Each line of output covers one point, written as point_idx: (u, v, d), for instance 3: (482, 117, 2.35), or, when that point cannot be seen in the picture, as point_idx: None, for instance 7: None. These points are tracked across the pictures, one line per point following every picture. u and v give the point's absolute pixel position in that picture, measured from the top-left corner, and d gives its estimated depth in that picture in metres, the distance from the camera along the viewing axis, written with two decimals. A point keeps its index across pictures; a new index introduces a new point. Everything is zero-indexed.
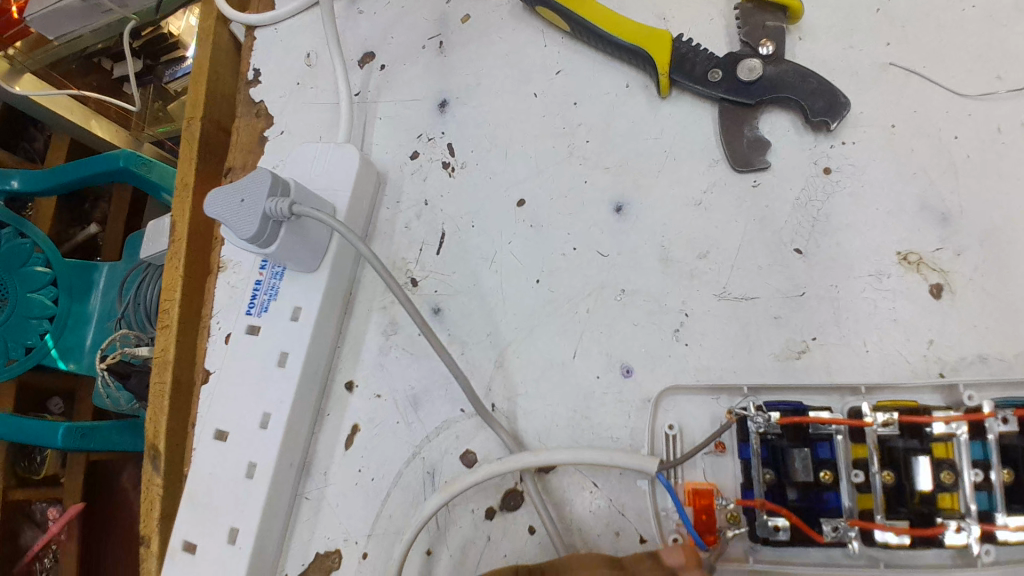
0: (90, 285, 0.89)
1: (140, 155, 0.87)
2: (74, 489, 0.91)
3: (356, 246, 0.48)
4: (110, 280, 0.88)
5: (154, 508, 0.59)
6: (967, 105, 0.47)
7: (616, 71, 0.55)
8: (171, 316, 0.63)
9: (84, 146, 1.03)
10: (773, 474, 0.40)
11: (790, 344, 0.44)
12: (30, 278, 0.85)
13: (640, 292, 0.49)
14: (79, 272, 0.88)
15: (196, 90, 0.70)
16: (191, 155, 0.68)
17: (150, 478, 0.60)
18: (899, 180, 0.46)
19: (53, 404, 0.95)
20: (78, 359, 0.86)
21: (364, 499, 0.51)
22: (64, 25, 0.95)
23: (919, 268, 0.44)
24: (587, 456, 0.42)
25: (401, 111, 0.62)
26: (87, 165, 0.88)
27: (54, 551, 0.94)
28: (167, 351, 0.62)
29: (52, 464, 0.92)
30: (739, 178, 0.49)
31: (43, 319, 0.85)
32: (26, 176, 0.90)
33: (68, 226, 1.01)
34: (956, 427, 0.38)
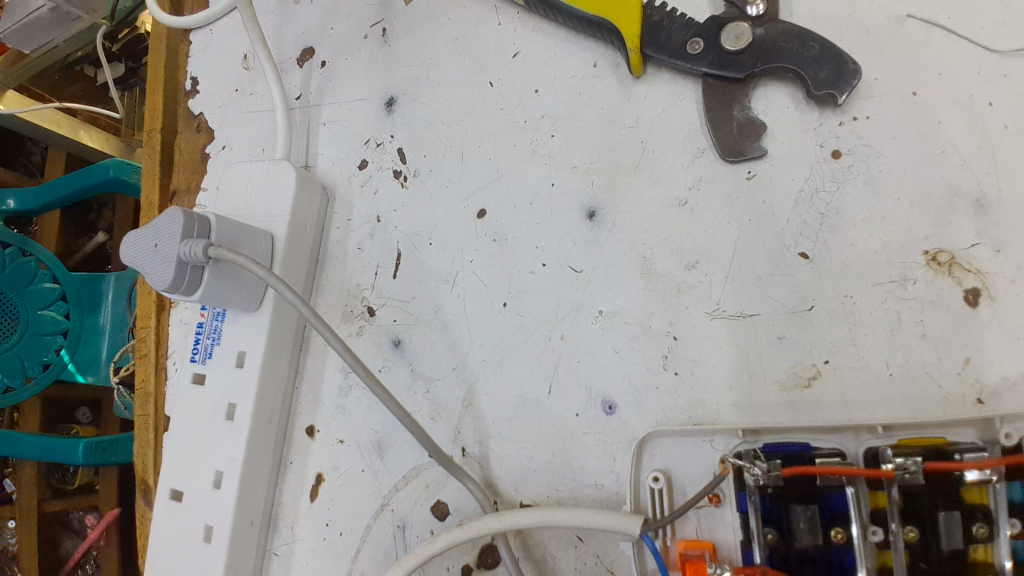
0: (100, 297, 0.81)
1: (128, 163, 0.81)
2: (108, 496, 0.85)
3: (283, 287, 0.42)
4: (119, 293, 0.80)
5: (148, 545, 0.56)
6: (1002, 63, 0.38)
7: (582, 50, 0.48)
8: (146, 343, 0.60)
9: (81, 160, 0.96)
10: (777, 534, 0.34)
11: (798, 371, 0.38)
12: (39, 296, 0.79)
13: (621, 312, 0.42)
14: (88, 285, 0.81)
15: (152, 100, 0.65)
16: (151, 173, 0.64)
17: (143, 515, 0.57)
18: (920, 163, 0.38)
19: (81, 414, 0.90)
20: (96, 371, 0.79)
21: (333, 556, 0.46)
22: (36, 38, 0.93)
23: (951, 270, 0.37)
24: (559, 517, 0.37)
25: (347, 114, 0.55)
26: (77, 177, 0.82)
27: (95, 558, 0.89)
28: (147, 381, 0.59)
29: (85, 474, 0.87)
30: (731, 170, 0.41)
31: (57, 335, 0.79)
32: (21, 195, 0.84)
33: (75, 238, 0.92)
34: (989, 473, 0.32)
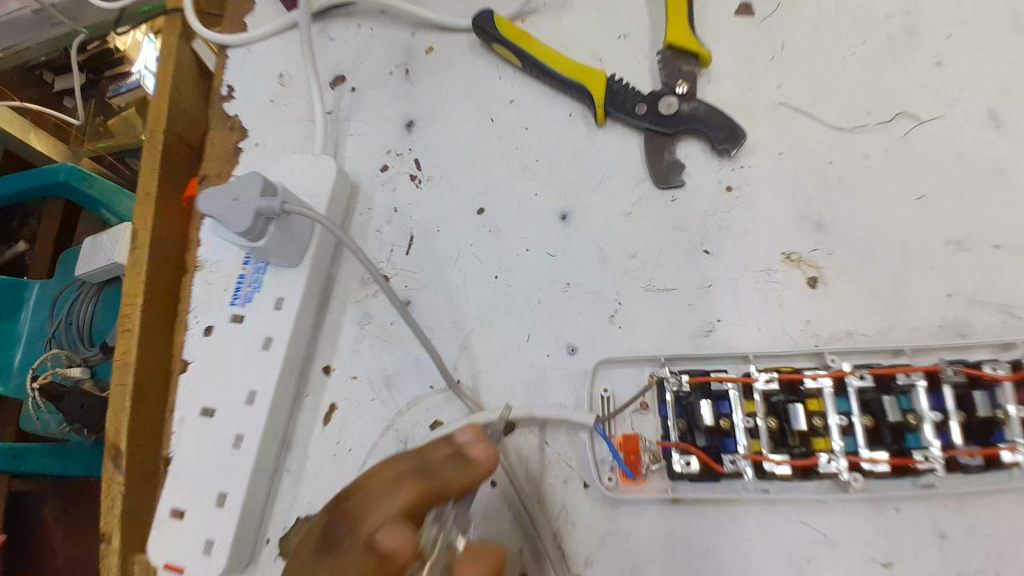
0: (21, 302, 1.00)
1: (80, 170, 1.00)
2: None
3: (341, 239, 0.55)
4: (41, 299, 0.99)
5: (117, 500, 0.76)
6: (844, 134, 0.60)
7: (562, 103, 0.66)
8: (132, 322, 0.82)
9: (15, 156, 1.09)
10: (687, 424, 0.49)
11: (701, 325, 0.55)
12: None
13: (584, 285, 0.58)
14: (11, 291, 0.99)
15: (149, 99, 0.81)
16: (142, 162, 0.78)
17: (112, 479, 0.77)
18: (781, 197, 0.59)
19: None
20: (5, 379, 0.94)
21: (342, 469, 0.56)
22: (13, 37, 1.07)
23: (799, 264, 0.56)
24: (539, 411, 0.52)
25: (374, 129, 0.70)
26: (20, 179, 1.00)
27: None
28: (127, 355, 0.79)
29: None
30: (662, 193, 0.60)
31: None
32: None
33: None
34: (823, 383, 0.49)
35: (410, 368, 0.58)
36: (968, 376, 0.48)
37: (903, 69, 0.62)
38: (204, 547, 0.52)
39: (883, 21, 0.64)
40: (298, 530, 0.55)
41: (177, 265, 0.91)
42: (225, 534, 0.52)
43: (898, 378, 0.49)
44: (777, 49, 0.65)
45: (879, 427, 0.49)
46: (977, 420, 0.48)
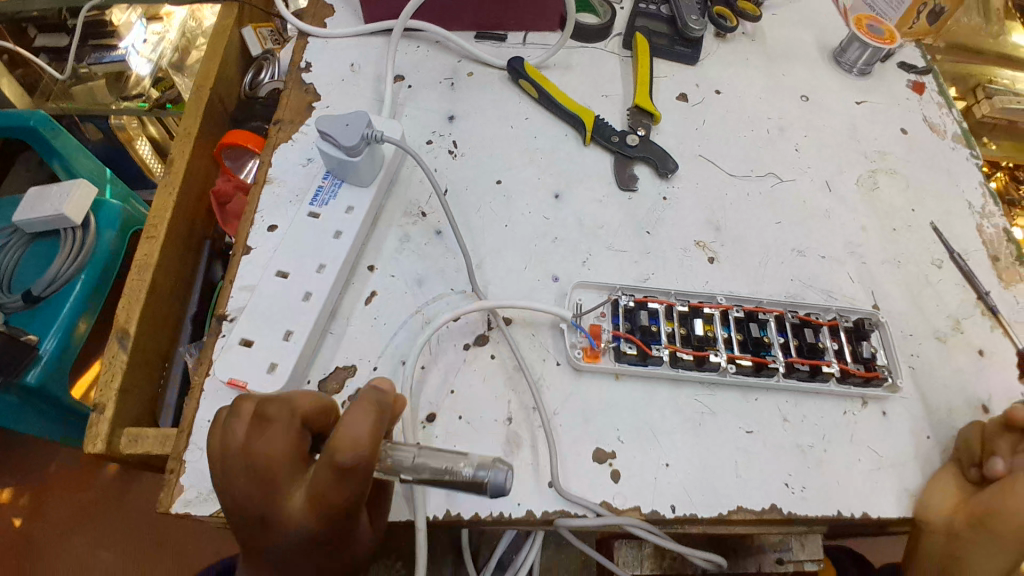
0: None
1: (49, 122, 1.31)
2: None
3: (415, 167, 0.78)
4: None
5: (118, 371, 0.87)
6: (736, 180, 0.94)
7: (562, 126, 0.95)
8: (156, 231, 0.98)
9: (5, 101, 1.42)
10: (629, 325, 0.75)
11: (643, 274, 0.82)
12: None
13: (567, 239, 0.84)
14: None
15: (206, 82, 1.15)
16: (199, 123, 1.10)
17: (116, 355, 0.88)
18: (698, 208, 0.90)
19: None
20: None
21: (377, 336, 0.74)
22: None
23: (706, 248, 0.86)
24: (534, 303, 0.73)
25: (422, 115, 0.94)
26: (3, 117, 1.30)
27: None
28: (149, 256, 0.96)
29: None
30: (623, 192, 0.89)
31: None
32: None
33: None
34: (715, 310, 0.77)
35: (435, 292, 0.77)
36: (801, 320, 0.79)
37: (774, 152, 0.98)
38: (267, 368, 0.67)
39: (764, 122, 1.01)
40: (336, 375, 0.71)
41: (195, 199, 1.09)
42: (286, 360, 0.67)
43: (759, 314, 0.78)
44: (700, 124, 0.99)
45: (746, 339, 0.76)
46: (806, 343, 0.76)
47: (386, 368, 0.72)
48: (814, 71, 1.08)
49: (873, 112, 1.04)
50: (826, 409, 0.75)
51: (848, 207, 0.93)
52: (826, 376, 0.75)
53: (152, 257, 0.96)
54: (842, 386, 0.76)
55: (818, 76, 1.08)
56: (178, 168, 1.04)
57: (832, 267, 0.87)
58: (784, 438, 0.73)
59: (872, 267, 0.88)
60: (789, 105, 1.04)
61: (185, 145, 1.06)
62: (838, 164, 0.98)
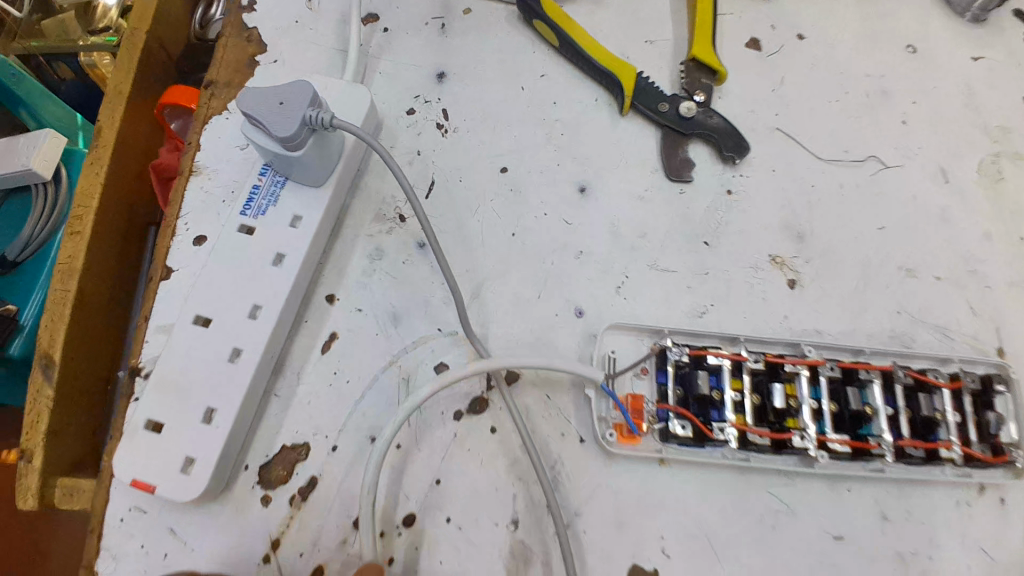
0: None
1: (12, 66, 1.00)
2: None
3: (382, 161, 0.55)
4: None
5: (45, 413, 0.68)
6: (822, 165, 0.69)
7: (590, 87, 0.70)
8: (83, 225, 0.76)
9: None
10: (682, 391, 0.55)
11: (696, 306, 0.60)
12: None
13: (595, 255, 0.62)
14: None
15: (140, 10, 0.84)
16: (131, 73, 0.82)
17: (41, 389, 0.69)
18: (773, 207, 0.66)
19: None
20: None
21: (336, 400, 0.55)
22: None
23: (782, 267, 0.64)
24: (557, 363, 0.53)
25: (402, 72, 0.69)
26: None
27: None
28: (74, 258, 0.75)
29: None
30: (671, 185, 0.66)
31: None
32: None
33: None
34: (800, 368, 0.57)
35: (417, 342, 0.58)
36: (914, 379, 0.59)
37: (875, 124, 0.72)
38: (182, 465, 0.49)
39: (860, 81, 0.74)
40: (283, 458, 0.53)
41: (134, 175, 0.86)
42: (208, 451, 0.49)
43: (860, 372, 0.58)
44: (777, 84, 0.73)
45: (842, 411, 0.57)
46: (920, 417, 0.57)
47: (350, 446, 0.54)
48: (920, 14, 0.78)
49: (991, 75, 0.75)
50: (937, 501, 0.57)
51: (969, 206, 0.69)
52: (946, 462, 0.56)
53: (78, 260, 0.74)
54: (961, 471, 0.57)
55: (932, 11, 0.78)
56: (105, 139, 0.80)
57: (948, 292, 0.64)
58: (879, 543, 0.55)
59: (1004, 294, 0.65)
60: (890, 56, 0.75)
61: (117, 106, 0.80)
62: (958, 144, 0.71)
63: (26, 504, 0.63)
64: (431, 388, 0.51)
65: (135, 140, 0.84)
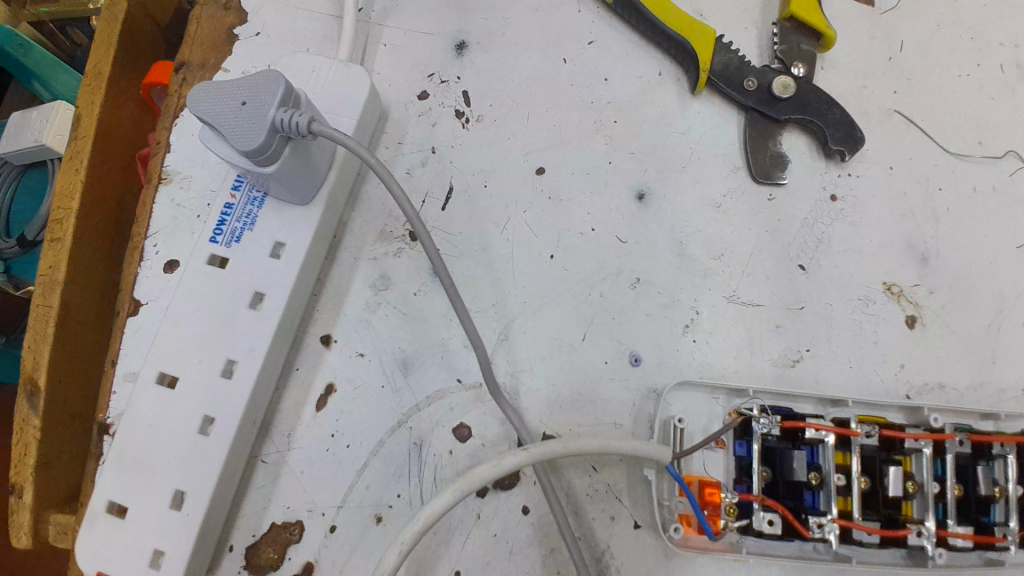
0: None
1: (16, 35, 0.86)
2: None
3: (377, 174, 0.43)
4: None
5: (30, 454, 0.54)
6: (951, 160, 0.53)
7: (651, 57, 0.54)
8: (65, 225, 0.59)
9: None
10: (770, 471, 0.43)
11: (787, 353, 0.47)
12: None
13: (655, 284, 0.49)
14: None
15: None
16: (112, 41, 0.62)
17: (26, 419, 0.55)
18: (888, 218, 0.51)
19: None
20: None
21: (334, 469, 0.45)
22: None
23: (899, 298, 0.49)
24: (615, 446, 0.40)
25: (412, 43, 0.55)
26: None
27: None
28: (57, 266, 0.58)
29: None
30: (757, 189, 0.51)
31: None
32: None
33: None
34: (923, 444, 0.43)
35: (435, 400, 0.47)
36: None
37: (1017, 106, 0.56)
38: (151, 557, 0.40)
39: (999, 47, 0.57)
40: (272, 539, 0.44)
41: (124, 167, 0.66)
42: (178, 543, 0.40)
43: (993, 446, 0.45)
44: (896, 49, 0.56)
45: (967, 495, 0.45)
46: None
47: (351, 526, 0.44)
48: None
49: None
50: None
51: None
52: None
53: (63, 264, 0.58)
54: None
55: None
56: (85, 126, 0.61)
57: None
58: None
59: None
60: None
61: (96, 88, 0.62)
62: None
63: (19, 543, 0.52)
64: (456, 490, 0.38)
65: (122, 124, 0.65)
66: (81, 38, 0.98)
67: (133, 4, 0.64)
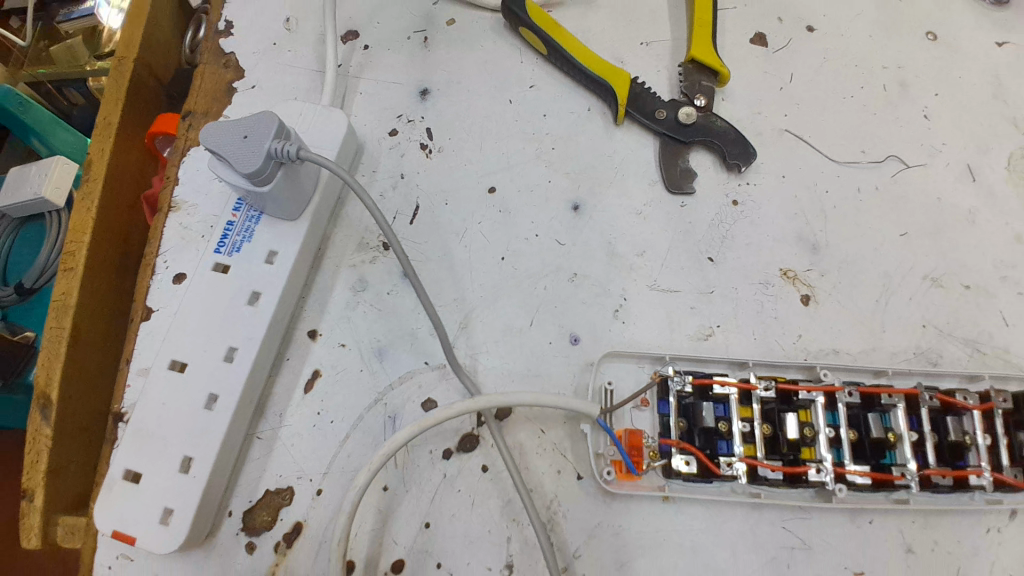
0: None
1: (14, 94, 0.96)
2: None
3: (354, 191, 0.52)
4: None
5: (40, 460, 0.60)
6: (835, 168, 0.64)
7: (581, 96, 0.66)
8: (76, 259, 0.67)
9: None
10: (686, 423, 0.51)
11: (700, 328, 0.56)
12: None
13: (590, 276, 0.58)
14: None
15: (128, 30, 0.74)
16: (120, 99, 0.72)
17: (38, 430, 0.61)
18: (782, 217, 0.62)
19: None
20: None
21: (320, 441, 0.53)
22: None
23: (794, 281, 0.59)
24: (547, 398, 0.49)
25: (383, 90, 0.66)
26: None
27: None
28: (68, 295, 0.66)
29: None
30: (671, 198, 0.61)
31: None
32: None
33: None
34: (816, 395, 0.52)
35: (406, 381, 0.55)
36: (941, 402, 0.55)
37: (897, 120, 0.67)
38: (161, 516, 0.47)
39: (875, 74, 0.69)
40: (266, 504, 0.51)
41: (128, 206, 0.74)
42: (186, 503, 0.47)
43: (882, 397, 0.54)
44: (784, 82, 0.68)
45: (862, 440, 0.53)
46: (947, 442, 0.54)
47: (335, 490, 0.51)
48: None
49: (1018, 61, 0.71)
50: (961, 528, 0.53)
51: (996, 206, 0.64)
52: (976, 490, 0.53)
53: (73, 294, 0.65)
54: (989, 495, 0.53)
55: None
56: (95, 171, 0.70)
57: (976, 304, 0.60)
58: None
59: None
60: (907, 47, 0.71)
61: (106, 137, 0.71)
62: (985, 135, 0.67)
63: (29, 543, 0.57)
64: (413, 429, 0.47)
65: (127, 169, 0.74)
66: (77, 98, 1.11)
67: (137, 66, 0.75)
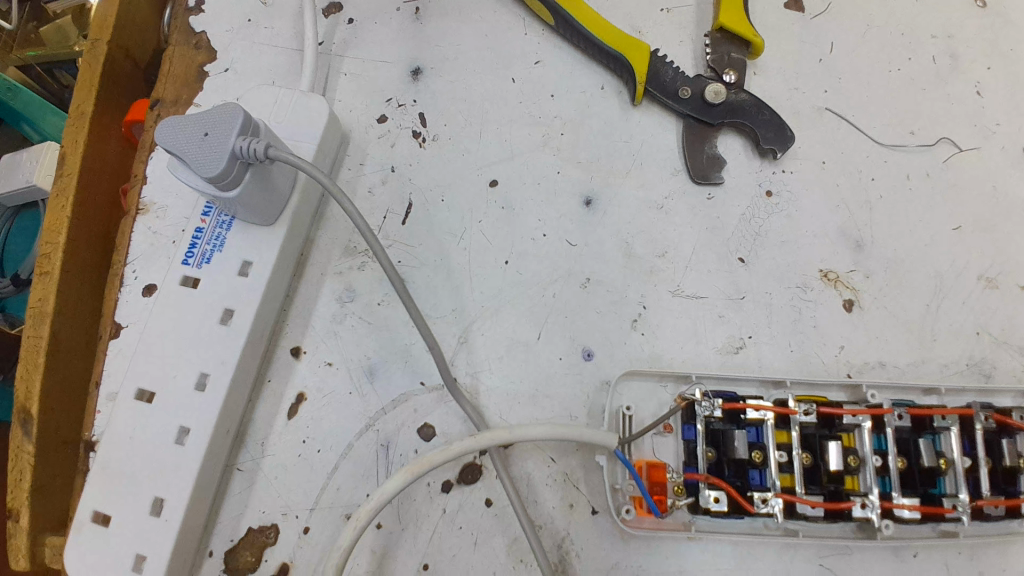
0: None
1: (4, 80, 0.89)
2: None
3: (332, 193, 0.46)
4: None
5: (24, 479, 0.54)
6: (883, 152, 0.56)
7: (593, 73, 0.58)
8: (52, 261, 0.59)
9: None
10: (715, 453, 0.45)
11: (730, 341, 0.50)
12: None
13: (603, 282, 0.52)
14: None
15: (100, 7, 0.65)
16: (93, 84, 0.64)
17: (19, 446, 0.55)
18: (823, 209, 0.54)
19: None
20: None
21: (307, 472, 0.48)
22: None
23: (836, 284, 0.52)
24: (556, 430, 0.43)
25: (371, 71, 0.59)
26: None
27: None
28: (45, 300, 0.59)
29: None
30: (697, 189, 0.54)
31: None
32: None
33: None
34: (862, 419, 0.46)
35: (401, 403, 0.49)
36: (997, 423, 0.48)
37: (950, 96, 0.59)
38: (133, 562, 0.42)
39: (928, 41, 0.60)
40: (249, 543, 0.46)
41: (110, 202, 0.67)
42: (158, 549, 0.42)
43: (934, 419, 0.47)
44: (825, 51, 0.59)
45: (911, 468, 0.47)
46: (1002, 468, 0.47)
47: (324, 526, 0.47)
48: None
49: None
50: (1014, 559, 0.48)
51: None
52: None
53: (50, 299, 0.58)
54: None
55: None
56: (69, 165, 0.62)
57: None
58: None
59: None
60: (958, 10, 0.62)
61: (79, 128, 0.63)
62: None
63: (16, 565, 0.52)
64: (405, 475, 0.42)
65: (106, 161, 0.66)
66: (68, 79, 1.02)
67: (112, 46, 0.65)
